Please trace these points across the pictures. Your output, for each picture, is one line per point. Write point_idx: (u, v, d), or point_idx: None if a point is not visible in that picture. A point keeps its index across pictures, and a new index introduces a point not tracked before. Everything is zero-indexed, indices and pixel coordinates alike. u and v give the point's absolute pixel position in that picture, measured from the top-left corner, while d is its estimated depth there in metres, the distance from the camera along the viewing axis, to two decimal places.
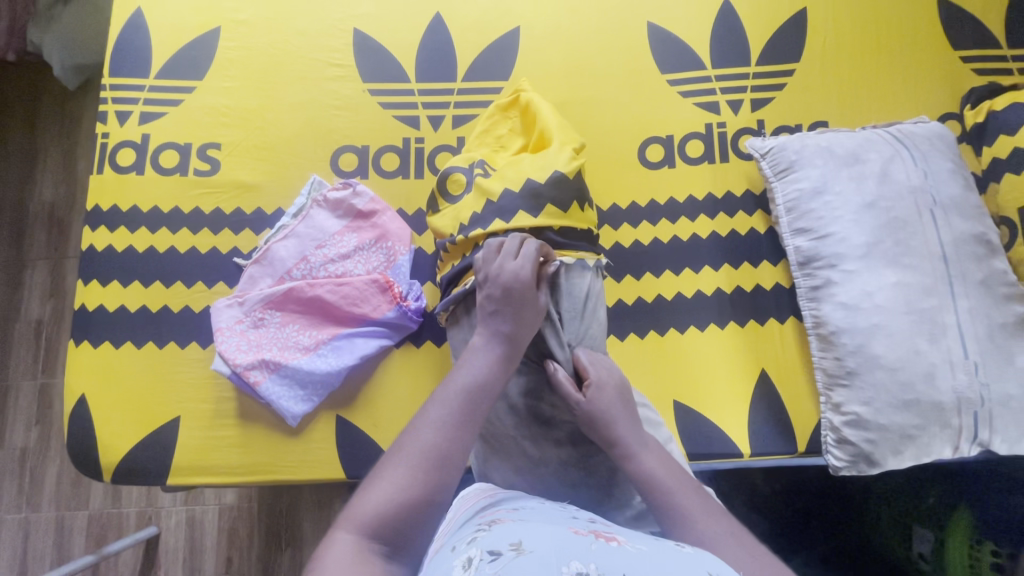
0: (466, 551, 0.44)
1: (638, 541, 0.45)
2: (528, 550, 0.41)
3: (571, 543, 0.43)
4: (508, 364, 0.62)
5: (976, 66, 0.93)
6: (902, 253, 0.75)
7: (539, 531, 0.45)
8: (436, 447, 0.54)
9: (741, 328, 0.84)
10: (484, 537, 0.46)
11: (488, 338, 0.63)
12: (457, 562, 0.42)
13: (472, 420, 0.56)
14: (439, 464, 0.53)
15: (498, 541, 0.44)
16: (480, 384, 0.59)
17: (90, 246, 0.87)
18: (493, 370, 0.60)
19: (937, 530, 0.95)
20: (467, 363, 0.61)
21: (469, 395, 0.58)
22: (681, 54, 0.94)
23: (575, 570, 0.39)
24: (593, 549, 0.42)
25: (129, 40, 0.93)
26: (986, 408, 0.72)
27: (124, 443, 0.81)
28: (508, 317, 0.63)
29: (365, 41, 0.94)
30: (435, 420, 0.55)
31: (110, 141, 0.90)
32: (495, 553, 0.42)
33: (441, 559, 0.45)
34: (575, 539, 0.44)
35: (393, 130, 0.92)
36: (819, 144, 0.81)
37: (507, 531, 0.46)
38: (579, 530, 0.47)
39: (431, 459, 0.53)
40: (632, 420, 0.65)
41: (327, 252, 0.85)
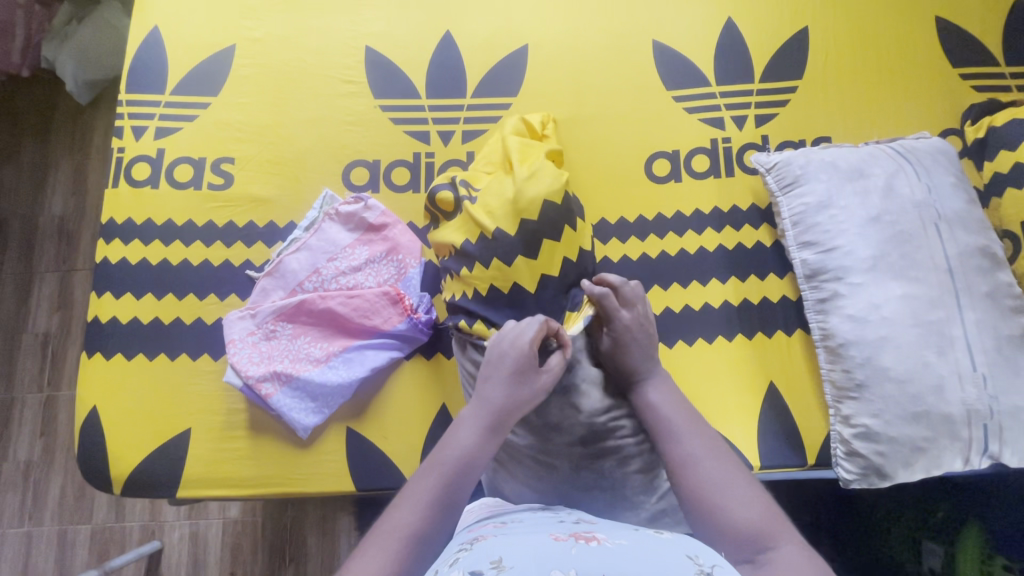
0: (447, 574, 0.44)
1: (617, 536, 0.47)
2: (508, 566, 0.42)
3: (550, 553, 0.43)
4: (495, 443, 0.60)
5: (976, 83, 0.95)
6: (908, 266, 0.76)
7: (518, 544, 0.46)
8: (415, 530, 0.54)
9: (749, 340, 0.85)
10: (465, 557, 0.46)
11: (476, 409, 0.61)
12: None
13: (453, 501, 0.57)
14: (415, 549, 0.53)
15: (478, 561, 0.44)
16: (464, 460, 0.58)
17: (105, 259, 0.88)
18: (478, 447, 0.59)
19: (947, 545, 0.96)
20: (454, 435, 0.60)
21: (451, 474, 0.57)
22: (686, 71, 0.96)
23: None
24: (573, 553, 0.43)
25: (146, 58, 0.95)
26: (995, 420, 0.72)
27: (134, 454, 0.81)
28: (497, 391, 0.61)
29: (376, 59, 0.96)
30: (416, 501, 0.56)
31: (126, 155, 0.92)
32: (476, 573, 0.42)
33: None
34: (555, 545, 0.45)
35: (404, 145, 0.94)
36: (823, 159, 0.83)
37: (487, 548, 0.46)
38: (559, 535, 0.48)
39: (407, 542, 0.53)
40: (649, 355, 0.69)
41: (339, 265, 0.87)
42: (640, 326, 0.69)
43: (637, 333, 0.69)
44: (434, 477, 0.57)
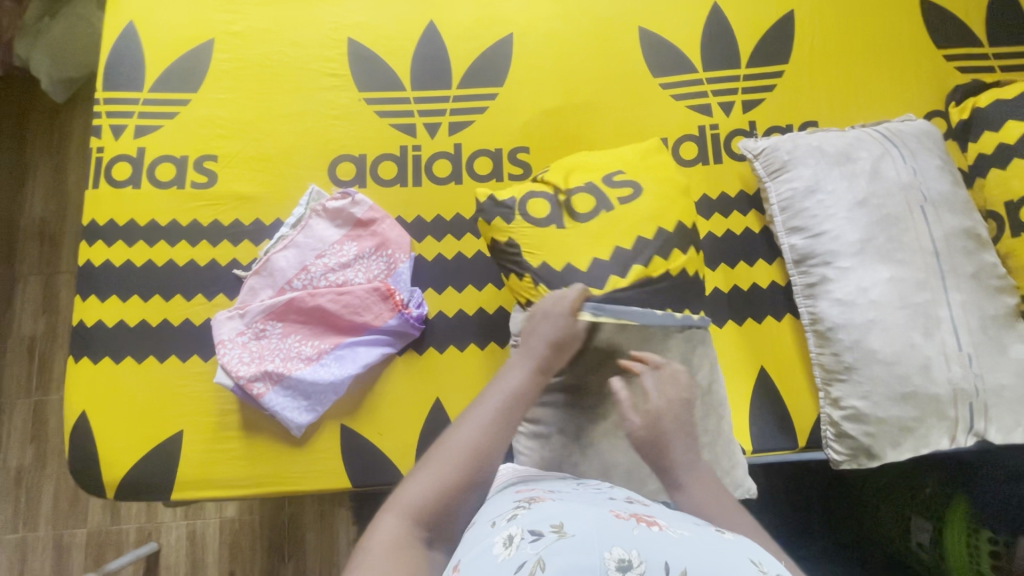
0: (507, 528, 0.47)
1: (679, 526, 0.47)
2: (570, 533, 0.43)
3: (612, 528, 0.44)
4: (538, 381, 0.65)
5: (959, 64, 0.95)
6: (894, 249, 0.77)
7: (581, 512, 0.47)
8: (475, 443, 0.58)
9: (740, 326, 0.86)
10: (525, 516, 0.48)
11: (523, 353, 0.68)
12: (499, 539, 0.45)
13: (510, 421, 0.61)
14: (472, 468, 0.57)
15: (540, 521, 0.46)
16: (511, 396, 0.63)
17: (87, 261, 0.86)
18: (527, 381, 0.65)
19: (935, 520, 0.98)
20: (506, 373, 0.66)
21: (509, 399, 0.62)
22: (673, 58, 0.96)
23: (618, 556, 0.41)
24: (635, 535, 0.44)
25: (122, 54, 0.93)
26: (980, 399, 0.73)
27: (127, 458, 0.80)
28: (546, 338, 0.68)
29: (359, 50, 0.95)
30: (475, 419, 0.60)
31: (105, 155, 0.90)
32: (537, 534, 0.44)
33: (481, 531, 0.48)
34: (617, 523, 0.46)
35: (390, 138, 0.92)
36: (810, 144, 0.83)
37: (548, 510, 0.48)
38: (620, 513, 0.48)
39: (470, 457, 0.57)
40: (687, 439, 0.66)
41: (328, 261, 0.86)
42: (676, 415, 0.67)
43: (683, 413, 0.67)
44: (479, 407, 0.62)
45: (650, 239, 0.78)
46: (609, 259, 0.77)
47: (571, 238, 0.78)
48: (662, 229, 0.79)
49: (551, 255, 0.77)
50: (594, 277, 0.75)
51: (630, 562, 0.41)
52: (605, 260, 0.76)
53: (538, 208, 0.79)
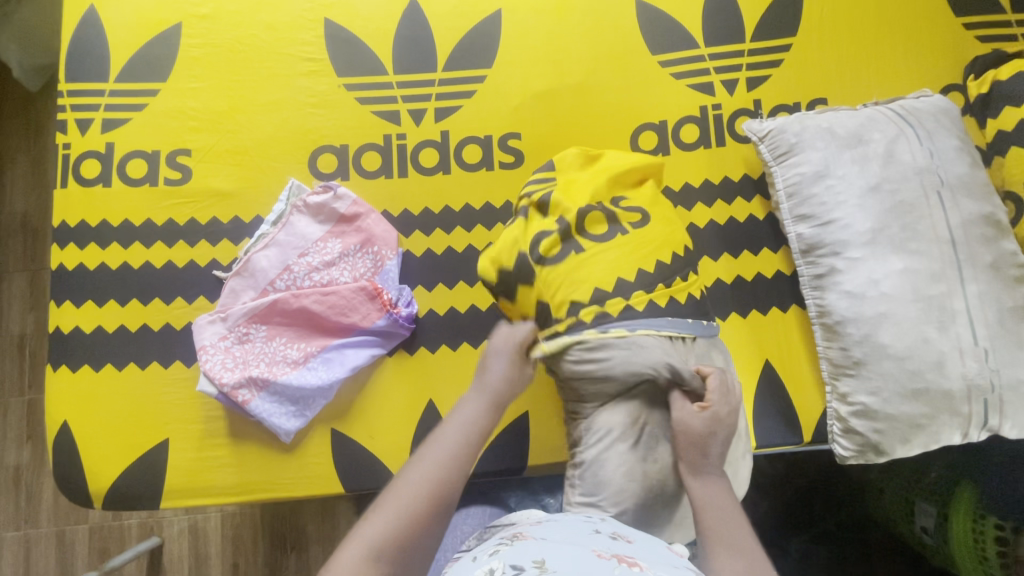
0: (489, 562, 0.44)
1: (661, 569, 0.44)
2: (552, 568, 0.41)
3: (591, 567, 0.42)
4: (496, 414, 0.63)
5: (979, 33, 0.89)
6: (908, 238, 0.72)
7: (562, 550, 0.45)
8: (433, 487, 0.55)
9: (743, 319, 0.82)
10: (508, 551, 0.46)
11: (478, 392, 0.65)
12: (480, 573, 0.43)
13: (466, 462, 0.58)
14: (430, 510, 0.54)
15: (522, 556, 0.44)
16: (470, 431, 0.61)
17: (60, 265, 0.82)
18: (484, 418, 0.62)
19: (940, 506, 0.94)
20: (461, 407, 0.63)
21: (468, 436, 0.60)
22: (673, 33, 0.90)
23: None
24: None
25: (84, 41, 0.87)
26: (996, 395, 0.70)
27: (112, 468, 0.78)
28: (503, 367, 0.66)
29: (337, 32, 0.89)
30: (430, 458, 0.57)
31: (73, 152, 0.85)
32: (518, 568, 0.42)
33: (463, 567, 0.46)
34: (598, 562, 0.43)
35: (373, 127, 0.87)
36: (819, 126, 0.78)
37: (532, 545, 0.46)
38: (601, 552, 0.46)
39: (429, 498, 0.55)
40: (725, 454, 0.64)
41: (311, 260, 0.82)
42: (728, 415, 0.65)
43: (724, 423, 0.64)
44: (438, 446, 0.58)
45: (672, 261, 0.71)
46: (633, 280, 0.68)
47: (595, 275, 0.68)
48: (661, 261, 0.70)
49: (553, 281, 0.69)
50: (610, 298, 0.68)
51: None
52: (629, 283, 0.68)
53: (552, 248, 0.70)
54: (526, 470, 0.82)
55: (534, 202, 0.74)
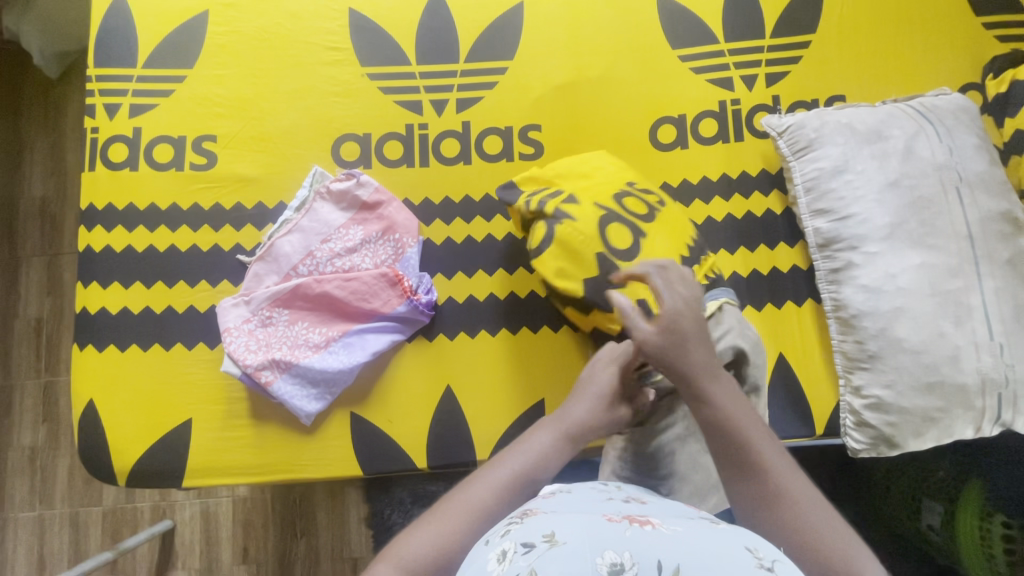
0: (501, 544, 0.46)
1: (672, 522, 0.47)
2: (561, 541, 0.42)
3: (602, 531, 0.43)
4: (565, 449, 0.64)
5: (998, 33, 0.90)
6: (926, 233, 0.73)
7: (572, 519, 0.46)
8: (484, 506, 0.57)
9: (758, 312, 0.83)
10: (518, 529, 0.47)
11: (555, 420, 0.67)
12: (492, 556, 0.44)
13: (521, 495, 0.59)
14: (476, 531, 0.55)
15: (531, 533, 0.45)
16: (534, 465, 0.61)
17: (87, 246, 0.84)
18: (554, 450, 0.63)
19: (946, 502, 0.95)
20: (531, 436, 0.65)
21: (529, 469, 0.61)
22: (694, 28, 0.90)
23: (609, 561, 0.40)
24: (627, 536, 0.43)
25: (112, 27, 0.88)
26: (1010, 389, 0.71)
27: (136, 446, 0.80)
28: (582, 407, 0.67)
29: (360, 22, 0.90)
30: (489, 482, 0.59)
31: (100, 135, 0.86)
32: (528, 545, 0.43)
33: (475, 552, 0.47)
34: (609, 525, 0.45)
35: (395, 116, 0.88)
36: (839, 121, 0.79)
37: (541, 521, 0.47)
38: (612, 515, 0.48)
39: (475, 518, 0.56)
40: (710, 355, 0.62)
41: (333, 246, 0.83)
42: (694, 315, 0.63)
43: (699, 328, 0.62)
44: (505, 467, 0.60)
45: (687, 254, 0.75)
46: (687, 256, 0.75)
47: (657, 259, 0.73)
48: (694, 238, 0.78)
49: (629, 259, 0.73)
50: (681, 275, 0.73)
51: (622, 566, 0.40)
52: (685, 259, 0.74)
53: (617, 239, 0.73)
54: None
55: (555, 204, 0.76)
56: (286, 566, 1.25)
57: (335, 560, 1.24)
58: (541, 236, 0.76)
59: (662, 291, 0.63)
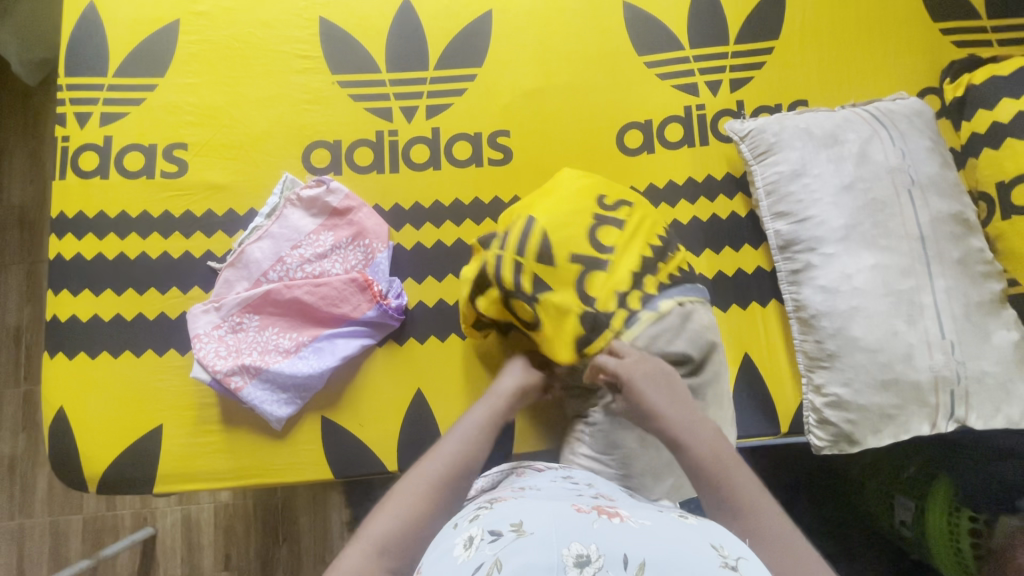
0: (469, 530, 0.47)
1: (641, 517, 0.48)
2: (529, 531, 0.43)
3: (570, 522, 0.44)
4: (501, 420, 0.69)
5: (955, 38, 0.92)
6: (880, 234, 0.75)
7: (542, 508, 0.47)
8: (442, 474, 0.61)
9: (724, 313, 0.85)
10: (487, 516, 0.48)
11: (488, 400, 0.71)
12: (459, 542, 0.45)
13: (472, 458, 0.64)
14: (435, 495, 0.59)
15: (500, 521, 0.46)
16: (480, 432, 0.66)
17: (58, 255, 0.84)
18: (491, 422, 0.68)
19: (917, 498, 0.97)
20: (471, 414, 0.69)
21: (476, 435, 0.66)
22: (659, 35, 0.92)
23: (576, 552, 0.41)
24: (594, 529, 0.44)
25: (82, 37, 0.89)
26: (962, 386, 0.73)
27: (106, 453, 0.80)
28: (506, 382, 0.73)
29: (331, 30, 0.91)
30: (443, 453, 0.63)
31: (71, 145, 0.87)
32: (496, 534, 0.44)
33: (444, 535, 0.48)
34: (578, 516, 0.46)
35: (365, 123, 0.89)
36: (797, 126, 0.81)
37: (510, 509, 0.48)
38: (581, 507, 0.48)
39: (433, 486, 0.60)
40: (681, 408, 0.64)
41: (304, 252, 0.84)
42: (646, 372, 0.66)
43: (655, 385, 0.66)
44: (455, 441, 0.65)
45: (650, 253, 0.74)
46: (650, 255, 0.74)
47: (620, 265, 0.73)
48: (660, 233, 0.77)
49: (598, 278, 0.71)
50: (642, 275, 0.73)
51: (588, 557, 0.41)
52: (650, 258, 0.74)
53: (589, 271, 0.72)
54: (512, 458, 0.84)
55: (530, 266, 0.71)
56: (268, 572, 1.25)
57: (317, 566, 1.24)
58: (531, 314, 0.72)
59: (617, 369, 0.67)
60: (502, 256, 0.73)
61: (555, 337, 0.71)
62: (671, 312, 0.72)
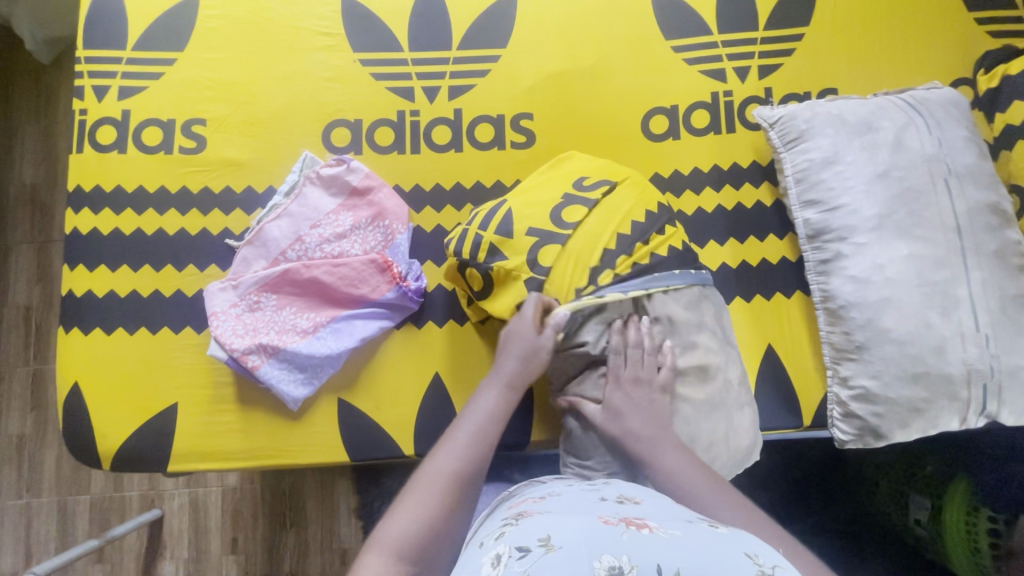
0: (496, 547, 0.45)
1: (671, 526, 0.46)
2: (558, 545, 0.42)
3: (599, 535, 0.43)
4: (510, 399, 0.67)
5: (990, 28, 0.90)
6: (914, 224, 0.73)
7: (568, 521, 0.46)
8: (455, 471, 0.60)
9: (748, 303, 0.83)
10: (513, 533, 0.47)
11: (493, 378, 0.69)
12: (487, 561, 0.44)
13: (481, 446, 0.63)
14: (449, 496, 0.58)
15: (527, 536, 0.45)
16: (486, 419, 0.65)
17: (73, 229, 0.83)
18: (501, 403, 0.67)
19: (935, 498, 0.95)
20: (477, 399, 0.67)
21: (484, 421, 0.65)
22: (687, 18, 0.90)
23: (608, 564, 0.40)
24: (624, 540, 0.43)
25: (102, 9, 0.88)
26: (995, 380, 0.71)
27: (119, 431, 0.79)
28: (511, 363, 0.68)
29: (353, 7, 0.89)
30: (454, 448, 0.62)
31: (88, 118, 0.85)
32: (524, 550, 0.43)
33: (470, 555, 0.47)
34: (605, 528, 0.44)
35: (387, 102, 0.88)
36: (830, 113, 0.79)
37: (536, 524, 0.46)
38: (609, 518, 0.47)
39: (446, 485, 0.59)
40: (654, 424, 0.67)
41: (323, 231, 0.83)
42: (635, 376, 0.68)
43: (648, 370, 0.68)
44: (462, 433, 0.63)
45: (625, 231, 0.70)
46: (629, 234, 0.71)
47: (589, 239, 0.69)
48: (651, 211, 0.74)
49: (564, 249, 0.69)
50: (614, 253, 0.69)
51: (621, 569, 0.40)
52: (625, 236, 0.70)
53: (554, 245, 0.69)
54: (529, 445, 0.83)
55: (489, 233, 0.72)
56: (275, 557, 1.24)
57: (324, 552, 1.23)
58: (480, 282, 0.74)
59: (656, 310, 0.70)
60: (482, 236, 0.73)
61: (502, 304, 0.72)
62: (691, 287, 0.72)
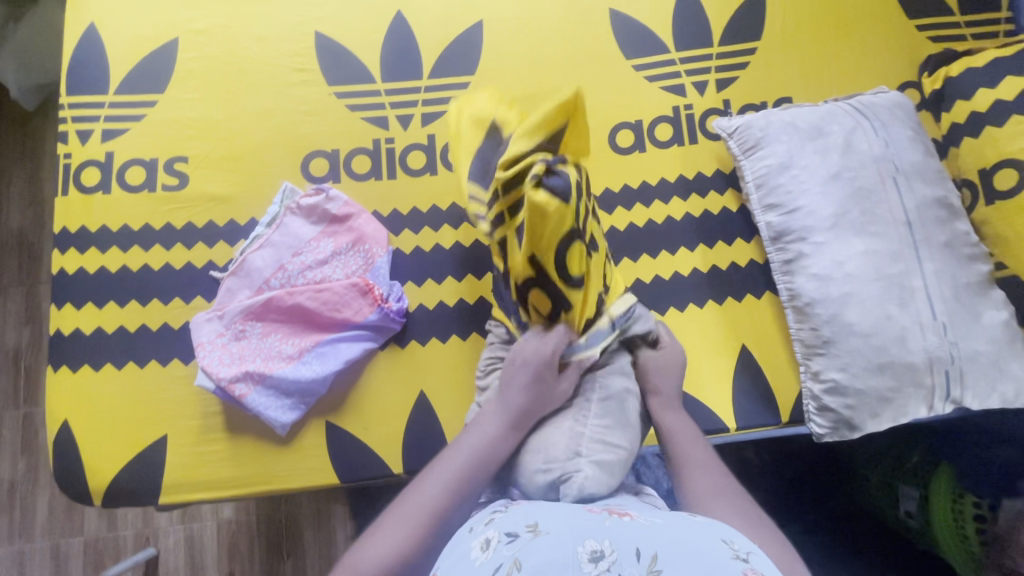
0: (485, 532, 0.47)
1: (650, 514, 0.49)
2: (546, 530, 0.44)
3: (583, 522, 0.45)
4: (513, 436, 0.63)
5: (930, 33, 0.95)
6: (868, 221, 0.77)
7: (555, 509, 0.48)
8: (436, 504, 0.57)
9: (720, 306, 0.86)
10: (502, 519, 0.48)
11: (499, 407, 0.65)
12: (478, 546, 0.46)
13: (472, 483, 0.59)
14: (428, 530, 0.56)
15: (516, 522, 0.47)
16: (479, 454, 0.61)
17: (60, 269, 0.85)
18: (499, 441, 0.62)
19: (920, 487, 0.96)
20: (477, 427, 0.64)
21: (477, 458, 0.61)
22: (645, 39, 0.95)
23: (591, 548, 0.42)
24: (607, 526, 0.45)
25: (84, 57, 0.91)
26: (957, 366, 0.74)
27: (110, 465, 0.80)
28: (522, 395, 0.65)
29: (325, 43, 0.93)
30: (440, 477, 0.59)
31: (73, 162, 0.88)
32: (513, 534, 0.45)
33: (459, 540, 0.49)
34: (590, 516, 0.47)
35: (362, 132, 0.91)
36: (783, 120, 0.83)
37: (524, 511, 0.48)
38: (594, 509, 0.50)
39: (425, 519, 0.56)
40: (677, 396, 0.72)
41: (304, 259, 0.85)
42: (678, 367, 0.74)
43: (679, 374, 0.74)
44: (452, 464, 0.60)
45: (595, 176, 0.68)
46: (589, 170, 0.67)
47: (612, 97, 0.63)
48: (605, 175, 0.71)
49: None
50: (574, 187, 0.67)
51: (602, 553, 0.42)
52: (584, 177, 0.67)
53: None
54: None
55: None
56: None
57: None
58: None
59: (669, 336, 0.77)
60: None
61: None
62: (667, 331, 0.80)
